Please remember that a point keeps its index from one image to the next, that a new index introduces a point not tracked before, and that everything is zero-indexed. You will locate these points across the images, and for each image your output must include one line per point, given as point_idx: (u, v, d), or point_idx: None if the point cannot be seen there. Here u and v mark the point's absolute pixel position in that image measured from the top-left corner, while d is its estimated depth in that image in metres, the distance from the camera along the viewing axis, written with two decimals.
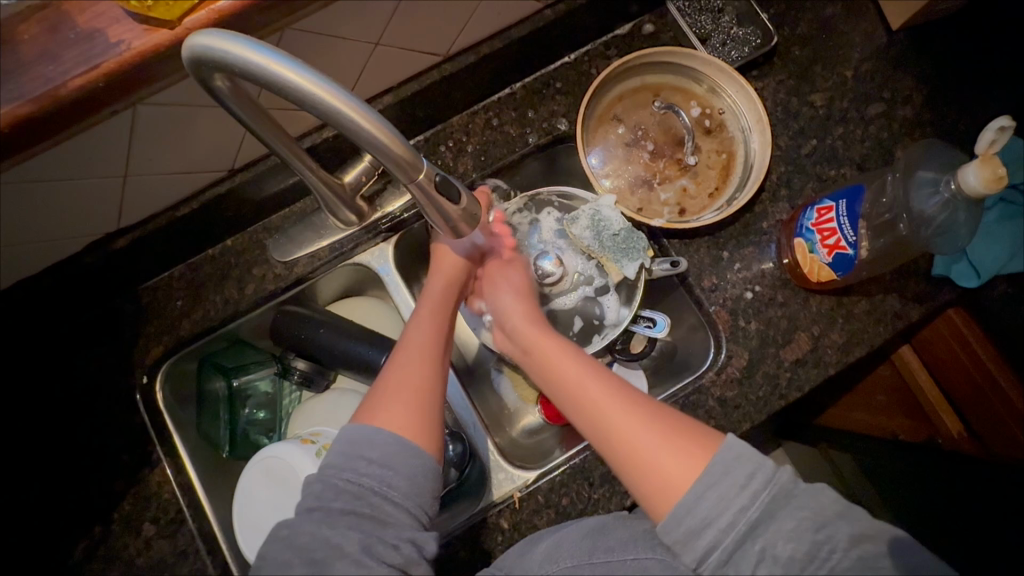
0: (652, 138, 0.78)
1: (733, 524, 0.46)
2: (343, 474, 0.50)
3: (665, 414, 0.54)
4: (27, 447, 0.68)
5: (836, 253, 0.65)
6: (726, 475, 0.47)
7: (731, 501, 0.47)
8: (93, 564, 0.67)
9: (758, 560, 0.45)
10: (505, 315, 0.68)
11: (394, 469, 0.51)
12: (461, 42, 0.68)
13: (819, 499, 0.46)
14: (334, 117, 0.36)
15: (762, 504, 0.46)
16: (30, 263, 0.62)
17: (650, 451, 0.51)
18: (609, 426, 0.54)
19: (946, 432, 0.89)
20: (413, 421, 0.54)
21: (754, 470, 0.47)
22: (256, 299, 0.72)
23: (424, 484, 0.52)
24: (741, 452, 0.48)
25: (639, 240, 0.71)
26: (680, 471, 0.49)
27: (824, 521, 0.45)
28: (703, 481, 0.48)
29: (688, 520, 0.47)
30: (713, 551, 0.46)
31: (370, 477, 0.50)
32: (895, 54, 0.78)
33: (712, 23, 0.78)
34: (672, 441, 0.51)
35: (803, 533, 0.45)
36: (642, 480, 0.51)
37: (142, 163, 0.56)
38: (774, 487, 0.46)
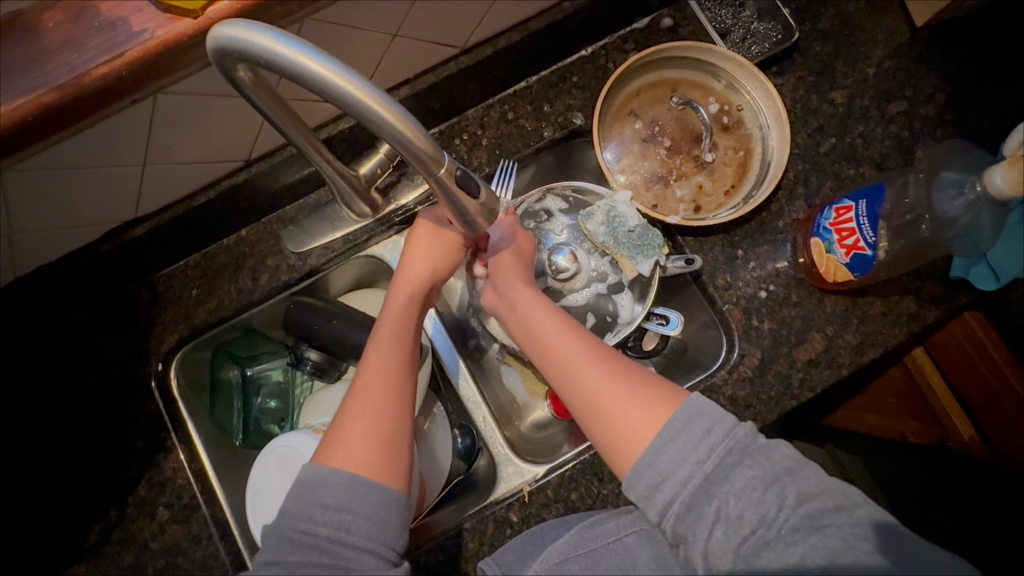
0: (670, 134, 0.77)
1: (690, 477, 0.47)
2: (298, 525, 0.50)
3: (634, 374, 0.55)
4: (44, 432, 0.69)
5: (853, 253, 0.65)
6: (687, 430, 0.49)
7: (689, 455, 0.48)
8: (109, 547, 0.68)
9: (712, 520, 0.46)
10: (497, 275, 0.68)
11: (355, 511, 0.50)
12: (478, 35, 0.67)
13: (771, 459, 0.48)
14: (357, 109, 0.36)
15: (718, 457, 0.48)
16: (48, 250, 0.63)
17: (617, 410, 0.52)
18: (584, 395, 0.55)
19: (957, 435, 0.88)
20: (372, 455, 0.53)
21: (713, 426, 0.49)
22: (270, 289, 0.73)
23: (389, 520, 0.52)
24: (701, 408, 0.50)
25: (655, 237, 0.71)
26: (644, 427, 0.51)
27: (772, 478, 0.47)
28: (665, 435, 0.49)
29: (648, 474, 0.49)
30: (671, 505, 0.48)
31: (325, 526, 0.50)
32: (918, 51, 0.77)
33: (732, 17, 0.77)
34: (640, 399, 0.53)
35: (753, 491, 0.46)
36: (607, 436, 0.53)
37: (160, 152, 0.56)
38: (730, 441, 0.48)
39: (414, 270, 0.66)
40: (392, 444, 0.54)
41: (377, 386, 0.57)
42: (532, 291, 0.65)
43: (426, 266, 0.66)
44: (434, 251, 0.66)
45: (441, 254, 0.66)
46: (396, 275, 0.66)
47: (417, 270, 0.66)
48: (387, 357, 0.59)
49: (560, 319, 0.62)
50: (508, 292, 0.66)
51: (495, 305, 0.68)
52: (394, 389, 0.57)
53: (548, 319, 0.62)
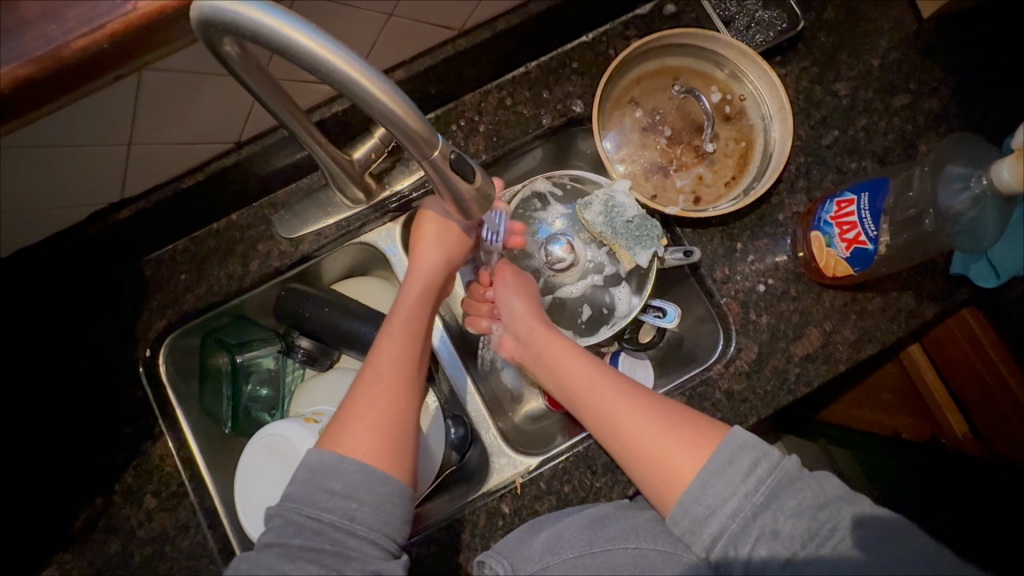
0: (670, 123, 0.75)
1: (738, 510, 0.50)
2: (304, 509, 0.49)
3: (668, 411, 0.58)
4: (28, 417, 0.68)
5: (854, 247, 0.64)
6: (731, 464, 0.52)
7: (736, 492, 0.51)
8: (95, 534, 0.67)
9: (757, 536, 0.49)
10: (515, 323, 0.69)
11: (360, 500, 0.50)
12: (477, 17, 0.66)
13: (822, 485, 0.50)
14: (351, 87, 0.35)
15: (768, 487, 0.50)
16: (31, 233, 0.61)
17: (660, 449, 0.55)
18: (622, 430, 0.58)
19: (950, 431, 0.88)
20: (379, 443, 0.53)
21: (758, 457, 0.52)
22: (260, 276, 0.71)
23: (392, 511, 0.51)
24: (743, 440, 0.53)
25: (653, 228, 0.69)
26: (688, 464, 0.54)
27: (825, 501, 0.49)
28: (710, 470, 0.52)
29: (694, 509, 0.52)
30: (720, 537, 0.50)
31: (331, 512, 0.49)
32: (924, 43, 0.76)
33: (736, 5, 0.75)
34: (682, 437, 0.55)
35: (804, 512, 0.49)
36: (649, 474, 0.56)
37: (148, 132, 0.55)
38: (778, 472, 0.51)
39: (424, 264, 0.64)
40: (394, 434, 0.54)
41: (388, 381, 0.56)
42: (553, 334, 0.67)
43: (440, 258, 0.65)
44: (445, 239, 0.65)
45: (454, 246, 0.65)
46: (410, 266, 0.65)
47: (427, 263, 0.64)
48: (400, 348, 0.59)
49: (585, 359, 0.64)
50: (531, 341, 0.68)
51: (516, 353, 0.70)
52: (403, 380, 0.57)
53: (579, 360, 0.64)
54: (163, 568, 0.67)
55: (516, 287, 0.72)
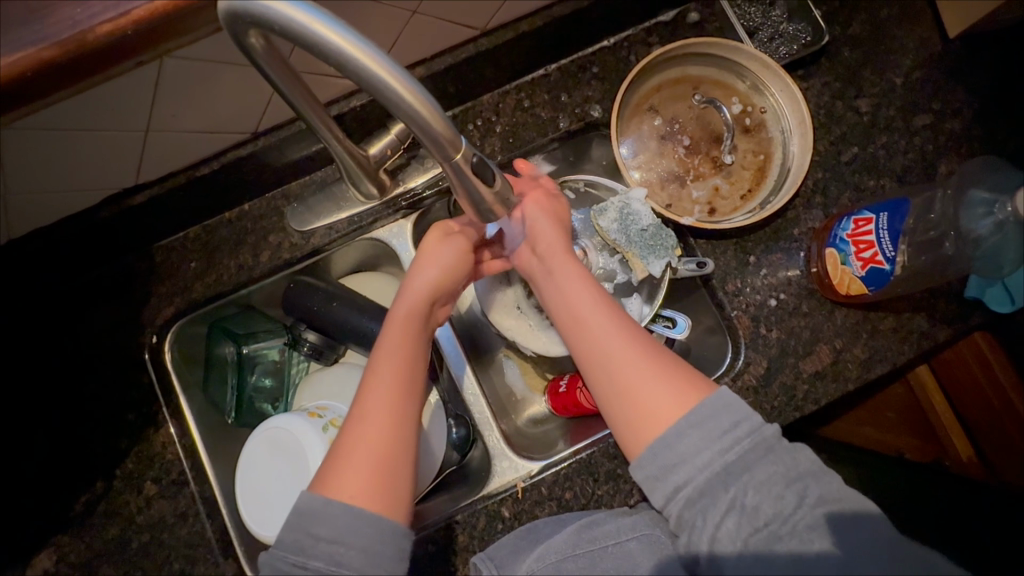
0: (689, 133, 0.75)
1: (709, 464, 0.48)
2: (290, 558, 0.48)
3: (661, 358, 0.55)
4: (34, 399, 0.68)
5: (870, 266, 0.63)
6: (712, 418, 0.50)
7: (712, 444, 0.49)
8: (94, 518, 0.67)
9: (727, 508, 0.47)
10: (534, 238, 0.64)
11: (346, 542, 0.48)
12: (501, 17, 0.65)
13: (795, 458, 0.49)
14: (375, 86, 0.34)
15: (742, 450, 0.49)
16: (46, 215, 0.61)
17: (643, 392, 0.52)
18: (611, 371, 0.55)
19: (955, 455, 0.88)
20: (373, 482, 0.51)
21: (739, 420, 0.50)
22: (271, 267, 0.71)
23: (384, 551, 0.49)
24: (730, 401, 0.50)
25: (667, 238, 0.68)
26: (669, 412, 0.51)
27: (794, 477, 0.48)
28: (689, 421, 0.49)
29: (664, 456, 0.50)
30: (683, 489, 0.49)
31: (319, 558, 0.48)
32: (949, 62, 0.75)
33: (761, 16, 0.75)
34: (670, 384, 0.52)
35: (774, 484, 0.47)
36: (628, 416, 0.53)
37: (164, 118, 0.54)
38: (756, 436, 0.49)
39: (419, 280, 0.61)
40: (390, 466, 0.52)
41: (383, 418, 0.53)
42: (570, 258, 0.63)
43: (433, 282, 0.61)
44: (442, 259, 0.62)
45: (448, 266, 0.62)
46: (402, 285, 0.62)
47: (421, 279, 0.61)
48: (394, 383, 0.55)
49: (587, 289, 0.60)
50: (548, 259, 0.63)
51: (528, 266, 0.66)
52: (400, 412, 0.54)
53: (579, 290, 0.60)
54: (160, 556, 0.67)
55: (546, 208, 0.65)
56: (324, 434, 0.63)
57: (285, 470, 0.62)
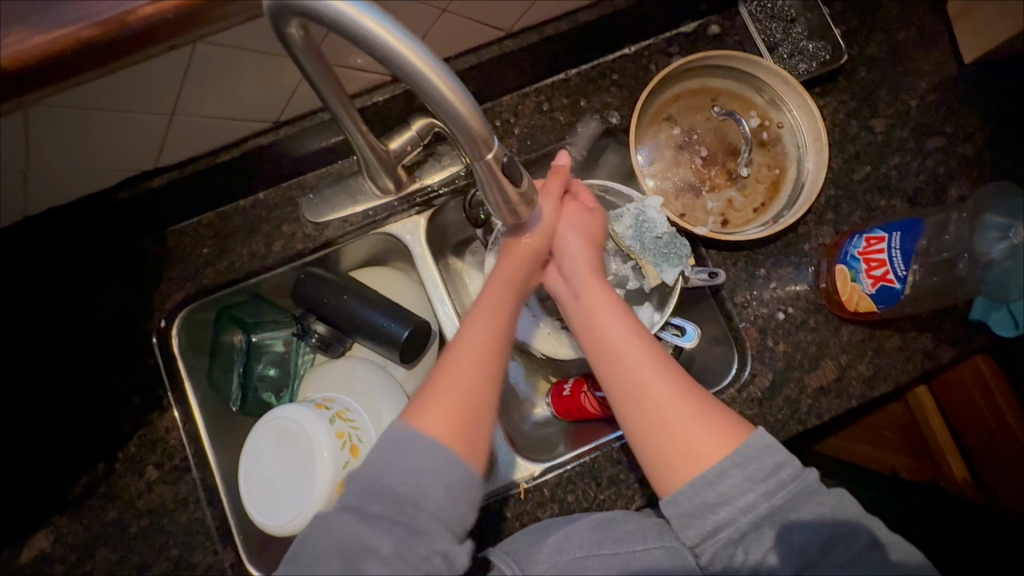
0: (706, 144, 0.75)
1: (753, 506, 0.49)
2: (379, 479, 0.49)
3: (696, 391, 0.55)
4: (39, 377, 0.68)
5: (880, 284, 0.65)
6: (755, 460, 0.50)
7: (756, 485, 0.50)
8: (93, 500, 0.66)
9: (772, 545, 0.49)
10: (563, 255, 0.64)
11: (432, 477, 0.49)
12: (527, 19, 0.66)
13: (841, 502, 0.50)
14: (416, 81, 0.34)
15: (789, 494, 0.49)
16: (62, 192, 0.61)
17: (681, 426, 0.53)
18: (647, 404, 0.54)
19: (950, 475, 0.89)
20: (457, 422, 0.52)
21: (782, 463, 0.50)
22: (283, 257, 0.71)
23: (463, 495, 0.50)
24: (770, 442, 0.51)
25: (682, 247, 0.68)
26: (709, 450, 0.52)
27: (842, 521, 0.49)
28: (733, 460, 0.50)
29: (704, 494, 0.50)
30: (723, 529, 0.50)
31: (405, 485, 0.48)
32: (963, 87, 0.76)
33: (782, 32, 0.75)
34: (706, 416, 0.53)
35: (822, 526, 0.48)
36: (661, 447, 0.53)
37: (191, 102, 0.55)
38: (800, 482, 0.50)
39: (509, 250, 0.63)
40: (473, 425, 0.53)
41: (472, 369, 0.55)
42: (597, 280, 0.62)
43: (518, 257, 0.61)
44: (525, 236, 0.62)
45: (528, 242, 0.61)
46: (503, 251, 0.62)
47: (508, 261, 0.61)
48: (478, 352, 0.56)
49: (620, 318, 0.59)
50: (573, 278, 0.63)
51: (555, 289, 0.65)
52: (481, 365, 0.55)
53: (613, 312, 0.60)
54: (158, 541, 0.66)
55: (578, 222, 0.64)
56: (330, 426, 0.63)
57: (291, 460, 0.62)
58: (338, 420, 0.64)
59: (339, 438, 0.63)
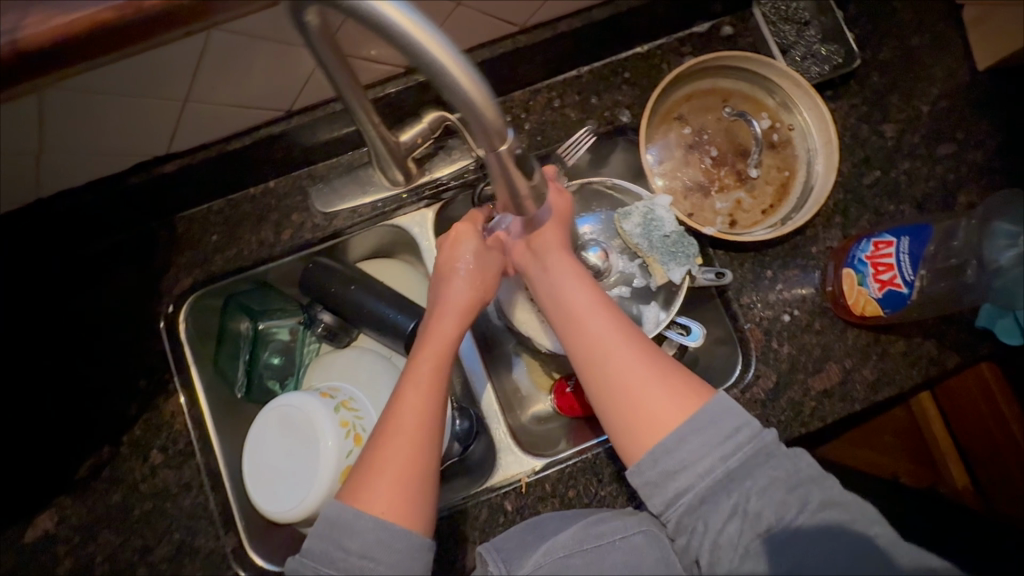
0: (716, 144, 0.75)
1: (710, 470, 0.49)
2: (322, 570, 0.50)
3: (659, 361, 0.55)
4: (48, 359, 0.68)
5: (887, 288, 0.64)
6: (713, 424, 0.50)
7: (714, 449, 0.49)
8: (97, 483, 0.67)
9: (731, 513, 0.48)
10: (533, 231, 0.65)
11: (376, 558, 0.50)
12: (542, 15, 0.66)
13: (796, 464, 0.50)
14: (434, 69, 0.34)
15: (743, 457, 0.49)
16: (75, 175, 0.61)
17: (642, 394, 0.53)
18: (609, 375, 0.55)
19: (950, 482, 0.90)
20: (406, 474, 0.53)
21: (738, 426, 0.50)
22: (291, 246, 0.71)
23: (412, 564, 0.51)
24: (729, 406, 0.51)
25: (690, 246, 0.67)
26: (670, 418, 0.52)
27: (796, 482, 0.48)
28: (691, 425, 0.50)
29: (666, 462, 0.50)
30: (684, 494, 0.49)
31: (350, 569, 0.50)
32: (976, 94, 0.76)
33: (796, 34, 0.75)
34: (665, 385, 0.53)
35: (776, 487, 0.48)
36: (623, 417, 0.53)
37: (205, 89, 0.55)
38: (755, 443, 0.50)
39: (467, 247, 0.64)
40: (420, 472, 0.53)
41: (421, 409, 0.56)
42: (566, 256, 0.64)
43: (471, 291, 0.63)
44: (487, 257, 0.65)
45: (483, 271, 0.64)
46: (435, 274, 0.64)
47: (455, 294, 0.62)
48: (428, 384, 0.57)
49: (586, 292, 0.60)
50: (542, 255, 0.64)
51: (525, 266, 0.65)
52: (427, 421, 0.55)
53: (578, 288, 0.61)
54: (161, 525, 0.67)
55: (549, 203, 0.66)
56: (335, 414, 0.63)
57: (296, 448, 0.62)
58: (343, 409, 0.64)
59: (343, 427, 0.63)
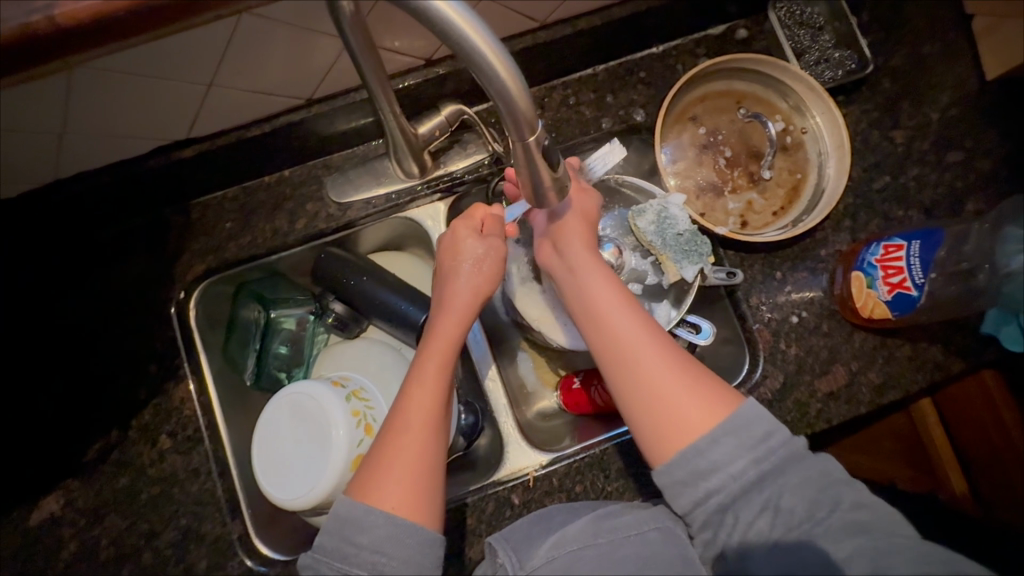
0: (729, 145, 0.76)
1: (742, 472, 0.49)
2: (334, 563, 0.50)
3: (687, 366, 0.56)
4: (59, 342, 0.68)
5: (897, 292, 0.65)
6: (746, 427, 0.50)
7: (746, 452, 0.50)
8: (105, 466, 0.67)
9: (762, 510, 0.48)
10: (561, 233, 0.65)
11: (388, 553, 0.50)
12: (562, 12, 0.66)
13: (827, 468, 0.50)
14: (469, 53, 0.35)
15: (776, 460, 0.50)
16: (93, 156, 0.61)
17: (672, 397, 0.53)
18: (640, 378, 0.55)
19: (950, 490, 0.90)
20: (418, 469, 0.53)
21: (770, 430, 0.51)
22: (305, 235, 0.71)
23: (423, 560, 0.51)
24: (761, 412, 0.51)
25: (703, 245, 0.68)
26: (701, 421, 0.52)
27: (828, 484, 0.49)
28: (725, 428, 0.50)
29: (696, 463, 0.50)
30: (715, 495, 0.49)
31: (362, 565, 0.50)
32: (985, 103, 0.77)
33: (810, 39, 0.76)
34: (694, 391, 0.54)
35: (807, 487, 0.49)
36: (651, 420, 0.54)
37: (229, 74, 0.55)
38: (788, 447, 0.50)
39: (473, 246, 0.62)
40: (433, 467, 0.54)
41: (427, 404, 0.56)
42: (595, 259, 0.64)
43: (469, 287, 0.62)
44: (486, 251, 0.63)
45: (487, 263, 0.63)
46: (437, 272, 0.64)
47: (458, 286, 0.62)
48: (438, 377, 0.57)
49: (616, 295, 0.61)
50: (571, 257, 0.64)
51: (551, 266, 0.66)
52: (436, 416, 0.56)
53: (606, 291, 0.61)
54: (168, 510, 0.67)
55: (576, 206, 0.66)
56: (346, 403, 0.63)
57: (307, 436, 0.62)
58: (354, 399, 0.64)
59: (354, 416, 0.63)
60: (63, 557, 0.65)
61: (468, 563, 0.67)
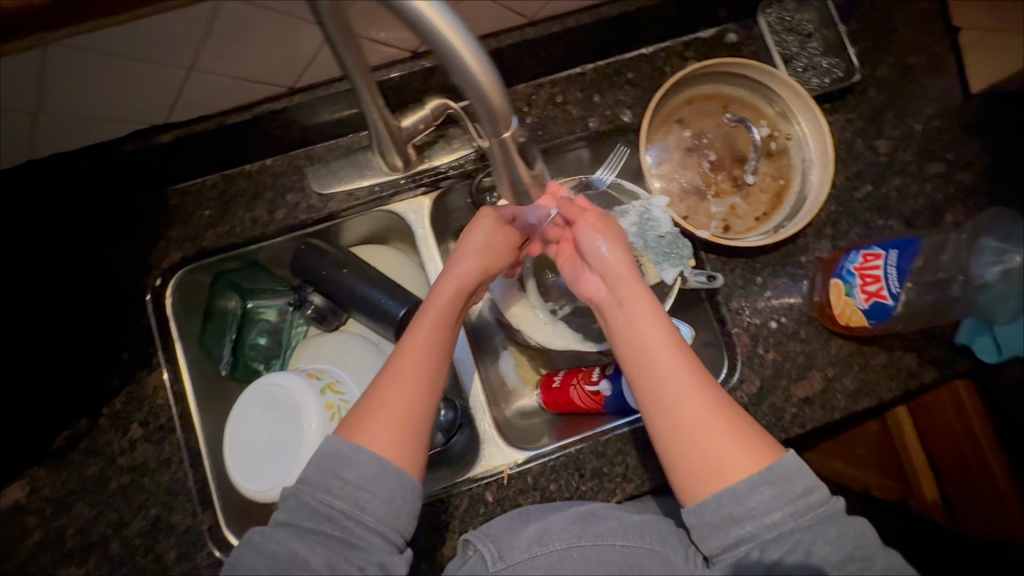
0: (715, 149, 0.76)
1: (776, 524, 0.48)
2: (318, 495, 0.50)
3: (728, 406, 0.52)
4: (30, 326, 0.67)
5: (873, 300, 0.66)
6: (787, 480, 0.48)
7: (785, 504, 0.48)
8: (75, 453, 0.66)
9: (791, 549, 0.47)
10: (609, 264, 0.60)
11: (372, 491, 0.50)
12: (550, 9, 0.66)
13: (866, 532, 0.48)
14: (442, 47, 0.34)
15: (814, 517, 0.48)
16: (68, 138, 0.60)
17: (713, 440, 0.50)
18: (682, 418, 0.52)
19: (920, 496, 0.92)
20: (398, 432, 0.52)
21: (811, 486, 0.49)
22: (284, 225, 0.70)
23: (402, 506, 0.51)
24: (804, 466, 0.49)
25: (684, 248, 0.69)
26: (739, 467, 0.50)
27: (865, 544, 0.46)
28: (765, 477, 0.48)
29: (732, 507, 0.48)
30: (747, 542, 0.48)
31: (343, 500, 0.50)
32: (967, 116, 0.77)
33: (798, 45, 0.76)
34: (738, 437, 0.51)
35: (844, 543, 0.46)
36: (687, 458, 0.51)
37: (207, 59, 0.54)
38: (828, 506, 0.48)
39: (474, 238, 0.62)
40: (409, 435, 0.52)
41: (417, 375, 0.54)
42: (643, 292, 0.58)
43: (476, 264, 0.61)
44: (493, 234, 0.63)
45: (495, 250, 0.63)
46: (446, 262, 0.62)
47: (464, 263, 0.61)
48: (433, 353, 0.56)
49: (662, 326, 0.56)
50: (617, 288, 0.59)
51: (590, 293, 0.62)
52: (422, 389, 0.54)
53: (654, 326, 0.56)
54: (138, 499, 0.66)
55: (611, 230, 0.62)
56: (320, 397, 0.63)
57: (279, 428, 0.62)
58: (330, 393, 0.63)
59: (328, 410, 0.63)
60: (28, 544, 0.64)
61: (440, 559, 0.67)
